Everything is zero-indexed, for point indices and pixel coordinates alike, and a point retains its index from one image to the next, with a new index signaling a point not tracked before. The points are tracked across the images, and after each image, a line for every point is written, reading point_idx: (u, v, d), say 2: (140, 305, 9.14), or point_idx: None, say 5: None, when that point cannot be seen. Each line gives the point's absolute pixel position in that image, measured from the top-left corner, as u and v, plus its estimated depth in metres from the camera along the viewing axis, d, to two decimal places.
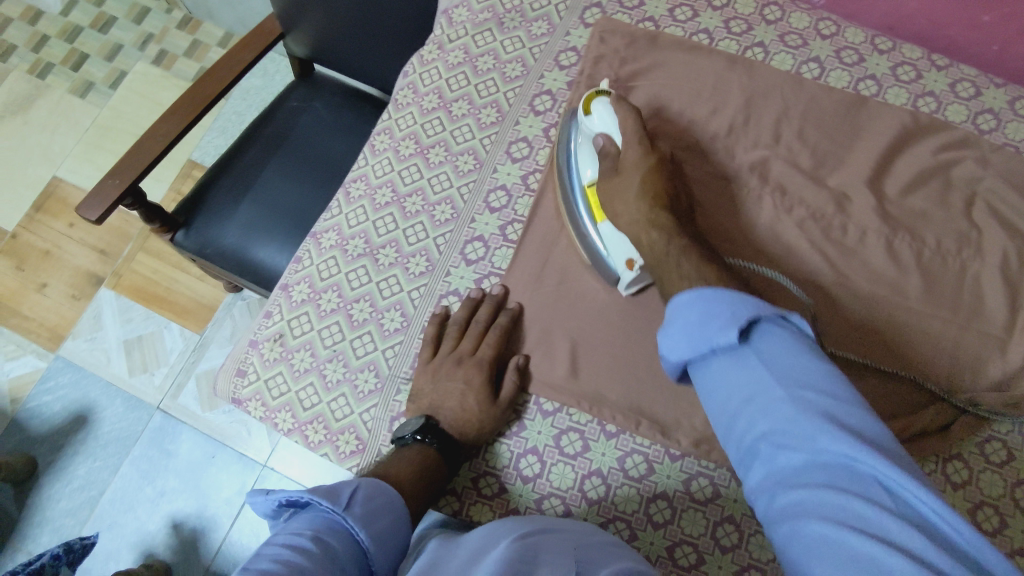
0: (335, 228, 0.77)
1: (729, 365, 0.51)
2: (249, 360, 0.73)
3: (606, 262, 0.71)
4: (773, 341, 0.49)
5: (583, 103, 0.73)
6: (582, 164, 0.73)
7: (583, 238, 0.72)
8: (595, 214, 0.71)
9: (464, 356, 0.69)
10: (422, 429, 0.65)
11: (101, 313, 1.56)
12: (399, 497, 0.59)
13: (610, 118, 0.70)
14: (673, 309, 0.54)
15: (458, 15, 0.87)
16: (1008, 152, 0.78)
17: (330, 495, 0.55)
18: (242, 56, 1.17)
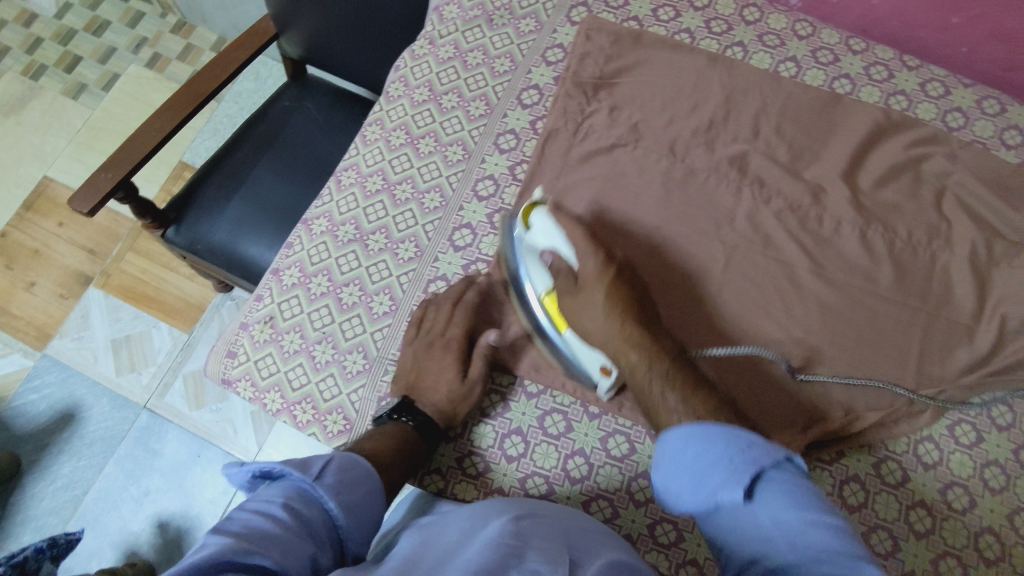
0: (326, 215, 0.79)
1: (731, 520, 0.48)
2: (239, 341, 0.74)
3: (578, 367, 0.69)
4: (777, 493, 0.48)
5: (522, 218, 0.72)
6: (533, 276, 0.71)
7: (555, 351, 0.70)
8: (557, 323, 0.69)
9: (435, 336, 0.70)
10: (398, 408, 0.67)
11: (90, 311, 1.56)
12: (374, 471, 0.59)
13: (554, 235, 0.69)
14: (670, 451, 0.53)
15: (449, 11, 0.89)
16: (975, 148, 0.81)
17: (301, 466, 0.54)
18: (237, 55, 1.19)
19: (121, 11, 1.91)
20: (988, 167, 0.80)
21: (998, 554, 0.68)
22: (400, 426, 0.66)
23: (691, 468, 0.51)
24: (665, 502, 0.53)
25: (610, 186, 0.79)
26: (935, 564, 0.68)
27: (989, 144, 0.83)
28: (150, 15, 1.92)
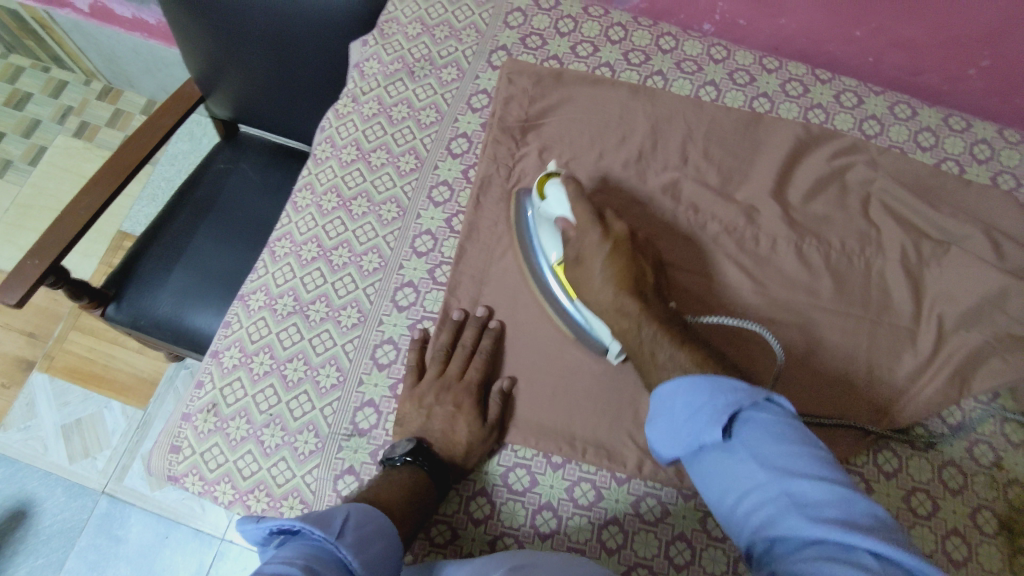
0: (262, 288, 0.77)
1: (720, 458, 0.52)
2: (182, 434, 0.71)
3: (590, 333, 0.72)
4: (760, 429, 0.51)
5: (538, 188, 0.75)
6: (546, 246, 0.74)
7: (562, 314, 0.73)
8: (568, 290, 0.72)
9: (451, 381, 0.70)
10: (412, 451, 0.65)
11: (35, 399, 1.49)
12: (389, 527, 0.57)
13: (564, 202, 0.72)
14: (658, 402, 0.57)
15: (369, 67, 0.89)
16: (894, 153, 0.84)
17: (321, 522, 0.51)
18: (163, 122, 1.16)
19: (42, 82, 1.86)
20: (906, 171, 0.83)
21: (966, 556, 0.68)
22: (414, 470, 0.64)
23: (683, 414, 0.55)
24: (659, 455, 0.57)
25: None
26: None
27: (906, 148, 0.86)
28: (74, 83, 1.87)
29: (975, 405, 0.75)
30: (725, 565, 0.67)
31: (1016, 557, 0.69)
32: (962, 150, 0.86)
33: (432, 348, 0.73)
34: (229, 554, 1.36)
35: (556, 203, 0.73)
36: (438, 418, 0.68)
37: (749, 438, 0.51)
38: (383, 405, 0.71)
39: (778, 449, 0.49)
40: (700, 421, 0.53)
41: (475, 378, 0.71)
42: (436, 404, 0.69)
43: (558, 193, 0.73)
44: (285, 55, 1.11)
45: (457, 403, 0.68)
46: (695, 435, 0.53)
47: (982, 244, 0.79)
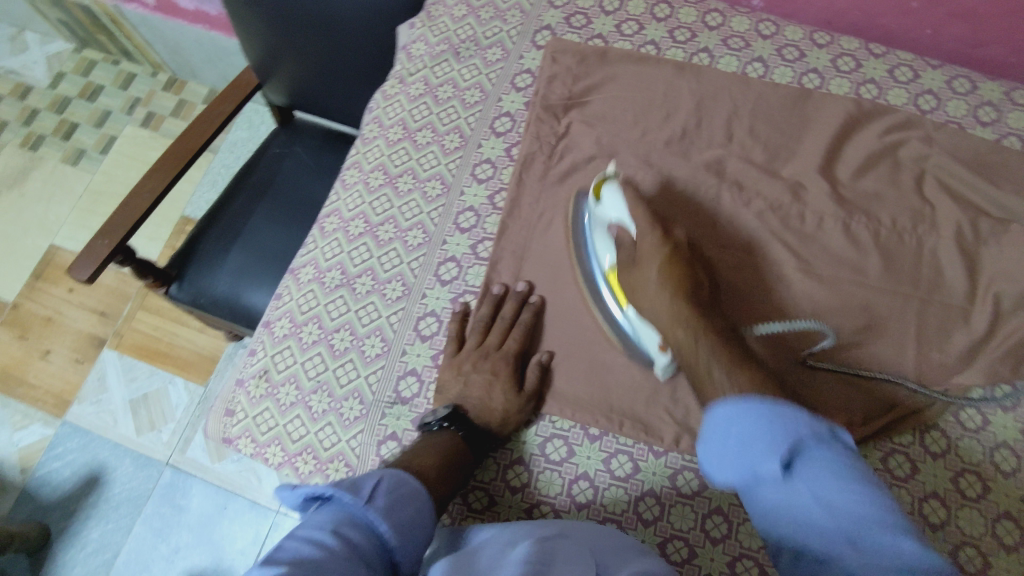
0: (313, 262, 0.82)
1: (773, 490, 0.53)
2: (237, 399, 0.76)
3: (636, 342, 0.73)
4: (817, 466, 0.51)
5: (594, 190, 0.77)
6: (599, 250, 0.76)
7: (615, 330, 0.73)
8: (619, 298, 0.74)
9: (489, 351, 0.73)
10: (449, 416, 0.68)
11: (106, 373, 1.59)
12: (423, 492, 0.60)
13: (620, 205, 0.74)
14: (713, 422, 0.57)
15: (417, 49, 0.91)
16: (951, 128, 0.81)
17: (352, 488, 0.55)
18: (222, 109, 1.21)
19: (113, 75, 1.97)
20: (964, 147, 0.80)
21: (1019, 540, 0.66)
22: (452, 435, 0.67)
23: (738, 426, 0.55)
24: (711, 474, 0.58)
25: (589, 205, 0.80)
26: (955, 555, 0.66)
27: (965, 123, 0.83)
28: (142, 75, 1.97)
29: None
30: (763, 541, 0.67)
31: None
32: None
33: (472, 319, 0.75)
34: (283, 524, 1.42)
35: (614, 206, 0.75)
36: (475, 386, 0.71)
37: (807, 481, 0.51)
38: (424, 375, 0.74)
39: (831, 481, 0.49)
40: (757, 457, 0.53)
41: (514, 348, 0.73)
42: (475, 372, 0.71)
43: (614, 196, 0.74)
44: (336, 40, 1.14)
45: (494, 372, 0.71)
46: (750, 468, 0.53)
47: None
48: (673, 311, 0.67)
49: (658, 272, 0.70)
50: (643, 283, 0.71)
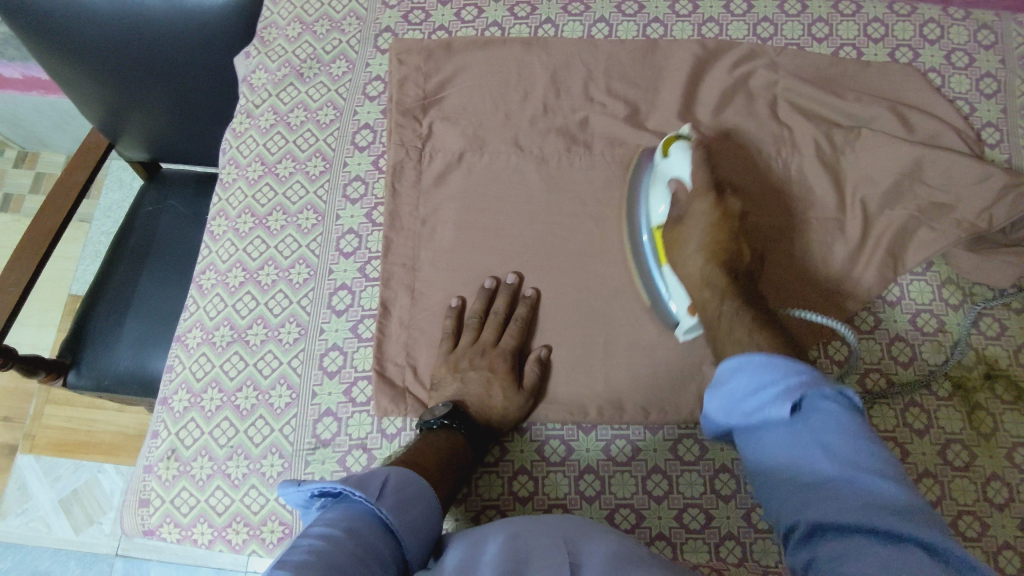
0: (197, 324, 0.76)
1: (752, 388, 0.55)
2: (148, 486, 0.71)
3: (667, 307, 0.72)
4: (823, 415, 0.51)
5: (663, 146, 0.74)
6: (654, 202, 0.74)
7: (647, 278, 0.74)
8: (659, 257, 0.73)
9: (487, 346, 0.71)
10: (449, 415, 0.67)
11: (26, 481, 1.47)
12: (430, 490, 0.58)
13: (684, 165, 0.70)
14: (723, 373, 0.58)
15: (258, 78, 0.86)
16: (791, 50, 0.84)
17: (361, 486, 0.53)
18: (73, 180, 1.10)
19: None
20: (807, 66, 0.83)
21: (927, 423, 0.71)
22: (451, 433, 0.66)
23: (748, 377, 0.56)
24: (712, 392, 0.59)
25: (469, 200, 0.79)
26: None
27: (802, 43, 0.86)
28: None
29: (910, 277, 0.77)
30: (702, 487, 0.69)
31: (974, 412, 0.71)
32: (857, 33, 0.86)
33: (466, 315, 0.74)
34: None
35: (677, 164, 0.71)
36: (473, 382, 0.70)
37: (812, 420, 0.52)
38: (341, 412, 0.72)
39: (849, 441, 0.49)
40: (761, 395, 0.54)
41: (511, 343, 0.72)
42: (472, 369, 0.70)
43: (679, 158, 0.71)
44: (178, 82, 1.06)
45: (492, 368, 0.70)
46: (755, 407, 0.55)
47: (890, 121, 0.80)
48: (704, 270, 0.66)
49: (704, 234, 0.68)
50: (684, 242, 0.69)
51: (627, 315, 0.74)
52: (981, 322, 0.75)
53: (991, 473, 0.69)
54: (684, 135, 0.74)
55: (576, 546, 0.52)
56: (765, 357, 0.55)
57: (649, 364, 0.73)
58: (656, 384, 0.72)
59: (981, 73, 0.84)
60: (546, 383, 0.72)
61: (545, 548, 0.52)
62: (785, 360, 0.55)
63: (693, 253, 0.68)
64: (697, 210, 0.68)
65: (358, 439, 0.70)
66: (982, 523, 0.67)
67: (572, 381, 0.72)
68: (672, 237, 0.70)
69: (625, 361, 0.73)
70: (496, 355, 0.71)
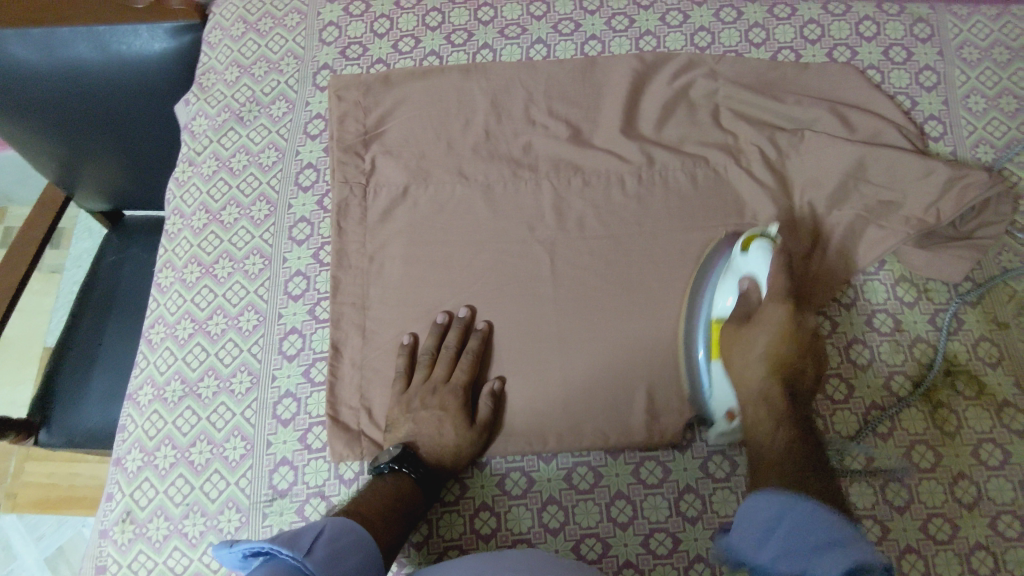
0: (148, 381, 0.75)
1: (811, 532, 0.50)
2: (105, 552, 0.69)
3: (704, 400, 0.69)
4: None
5: (741, 241, 0.69)
6: (721, 292, 0.70)
7: (690, 366, 0.70)
8: (711, 349, 0.69)
9: (438, 383, 0.71)
10: (399, 458, 0.67)
11: (9, 541, 1.43)
12: (365, 538, 0.57)
13: (762, 267, 0.66)
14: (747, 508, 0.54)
15: (199, 125, 0.86)
16: (729, 57, 0.84)
17: (291, 541, 0.52)
18: (31, 236, 1.07)
19: None
20: (746, 73, 0.83)
21: (891, 426, 0.70)
22: (400, 477, 0.65)
23: (771, 523, 0.51)
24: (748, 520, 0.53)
25: (417, 233, 0.78)
26: (839, 459, 0.70)
27: (740, 49, 0.86)
28: None
29: (863, 278, 0.76)
30: (669, 510, 0.68)
31: (937, 410, 0.71)
32: (794, 36, 0.86)
33: (418, 352, 0.73)
34: None
35: (755, 266, 0.67)
36: (425, 422, 0.69)
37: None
38: (297, 460, 0.70)
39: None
40: (808, 544, 0.49)
41: (463, 379, 0.71)
42: (424, 409, 0.69)
43: (761, 255, 0.66)
44: (125, 132, 1.05)
45: (443, 407, 0.69)
46: (807, 554, 0.48)
47: (831, 122, 0.79)
48: (761, 381, 0.63)
49: (772, 344, 0.64)
50: (746, 341, 0.65)
51: (583, 336, 0.73)
52: (938, 318, 0.74)
53: (959, 472, 0.68)
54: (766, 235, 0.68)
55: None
56: (806, 511, 0.51)
57: (606, 385, 0.71)
58: (615, 404, 0.71)
59: (920, 66, 0.84)
60: (501, 417, 0.71)
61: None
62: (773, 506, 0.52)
63: (753, 358, 0.64)
64: (769, 317, 0.65)
65: (316, 486, 0.69)
66: (952, 525, 0.66)
67: (529, 410, 0.71)
68: (737, 344, 0.66)
69: (582, 386, 0.72)
70: (448, 394, 0.70)
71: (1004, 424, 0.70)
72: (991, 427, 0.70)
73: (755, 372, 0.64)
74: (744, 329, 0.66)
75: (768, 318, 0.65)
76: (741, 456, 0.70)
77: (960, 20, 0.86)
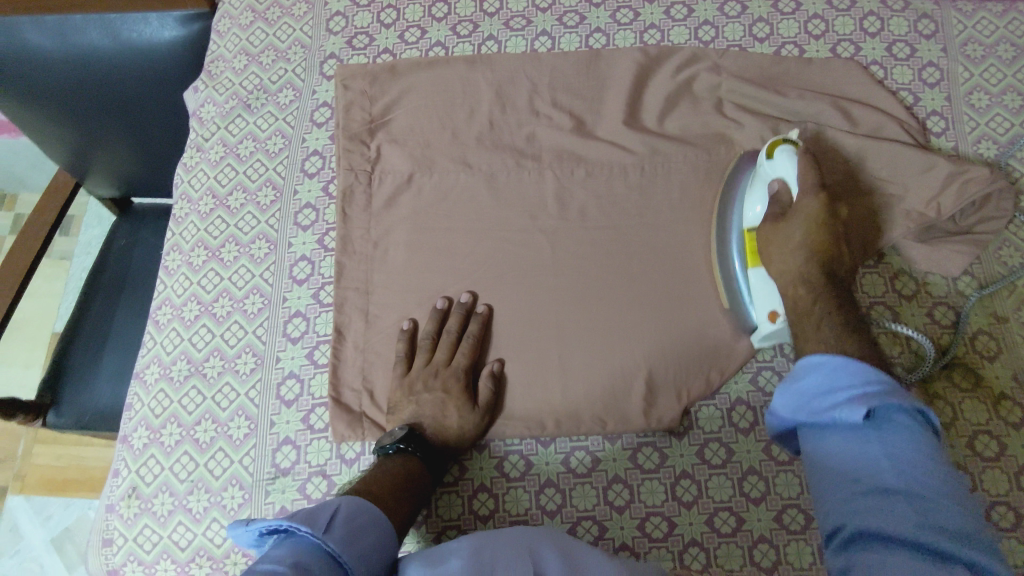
0: (155, 361, 0.77)
1: (841, 438, 0.55)
2: (111, 526, 0.71)
3: (746, 309, 0.73)
4: (900, 432, 0.52)
5: (768, 147, 0.73)
6: (749, 200, 0.74)
7: (728, 276, 0.75)
8: (748, 258, 0.74)
9: (440, 366, 0.72)
10: (405, 438, 0.67)
11: (18, 521, 1.45)
12: (380, 519, 0.58)
13: (791, 169, 0.70)
14: (802, 367, 0.60)
15: (206, 112, 0.87)
16: (732, 51, 0.85)
17: (307, 521, 0.54)
18: (44, 220, 1.09)
19: None
20: (749, 67, 0.84)
21: None
22: (407, 457, 0.66)
23: (823, 377, 0.57)
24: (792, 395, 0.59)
25: (421, 220, 0.79)
26: None
27: (743, 44, 0.87)
28: None
29: (862, 270, 0.77)
30: (664, 495, 0.70)
31: (933, 402, 0.71)
32: (798, 31, 0.86)
33: (419, 337, 0.74)
34: None
35: (781, 169, 0.71)
36: (428, 404, 0.70)
37: (884, 430, 0.53)
38: (300, 440, 0.72)
39: (916, 463, 0.51)
40: (840, 397, 0.55)
41: (463, 362, 0.72)
42: (426, 391, 0.71)
43: (785, 158, 0.71)
44: (137, 119, 1.07)
45: (446, 390, 0.71)
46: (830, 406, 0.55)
47: (833, 116, 0.80)
48: (801, 267, 0.68)
49: (805, 233, 0.69)
50: (783, 237, 0.70)
51: (582, 323, 0.74)
52: (934, 311, 0.75)
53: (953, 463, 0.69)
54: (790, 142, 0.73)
55: (540, 554, 0.54)
56: (842, 363, 0.57)
57: (602, 376, 0.72)
58: (611, 391, 0.72)
59: (923, 63, 0.84)
60: (500, 402, 0.72)
61: (510, 557, 0.53)
62: (867, 366, 0.56)
63: (792, 247, 0.69)
64: (803, 209, 0.69)
65: (318, 466, 0.71)
66: None
67: (528, 395, 0.73)
68: (777, 237, 0.70)
69: (580, 372, 0.73)
70: (450, 376, 0.71)
71: (999, 417, 0.71)
72: (986, 419, 0.70)
73: (793, 259, 0.69)
74: (777, 226, 0.71)
75: (799, 213, 0.69)
76: (737, 444, 0.71)
77: (964, 17, 0.86)
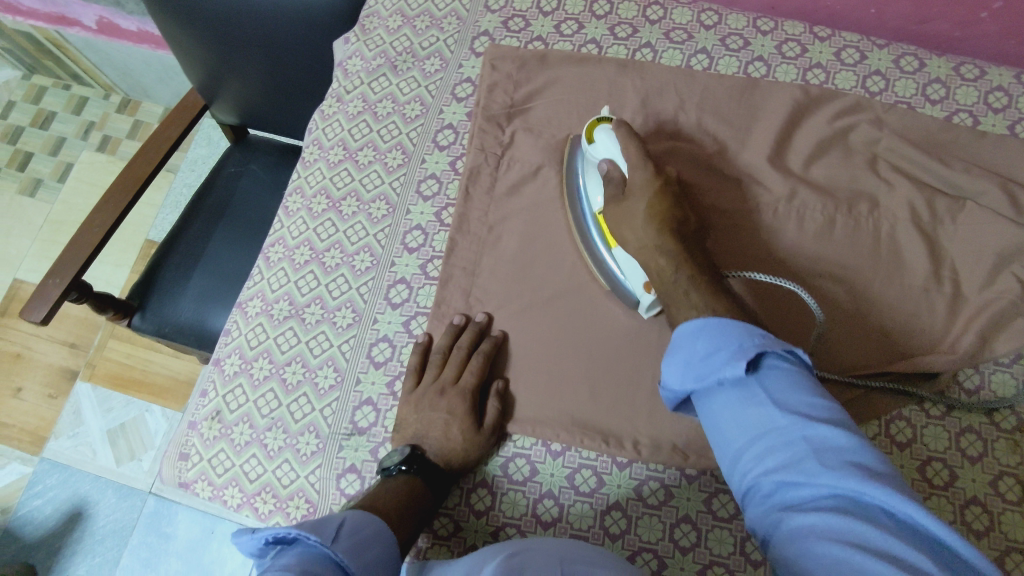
0: (259, 294, 0.79)
1: (739, 406, 0.52)
2: (191, 442, 0.74)
3: (625, 285, 0.73)
4: (780, 376, 0.52)
5: (587, 132, 0.75)
6: (591, 193, 0.76)
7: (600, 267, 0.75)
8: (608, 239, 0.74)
9: (448, 385, 0.70)
10: (407, 459, 0.66)
11: (81, 407, 1.48)
12: (383, 525, 0.57)
13: (611, 147, 0.72)
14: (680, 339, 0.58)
15: (353, 65, 0.89)
16: (900, 109, 0.80)
17: (314, 529, 0.51)
18: (168, 133, 1.13)
19: (65, 100, 1.81)
20: (914, 127, 0.79)
21: (988, 526, 0.65)
22: (408, 478, 0.65)
23: (702, 344, 0.55)
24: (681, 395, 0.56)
25: (540, 214, 0.78)
26: None
27: (914, 102, 0.81)
28: (94, 99, 1.82)
29: (993, 366, 0.71)
30: (734, 547, 0.66)
31: None
32: (976, 100, 0.81)
33: (431, 351, 0.73)
34: None
35: (602, 148, 0.73)
36: (434, 425, 0.69)
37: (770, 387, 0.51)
38: (381, 404, 0.72)
39: (800, 401, 0.50)
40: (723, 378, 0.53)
41: (471, 382, 0.70)
42: (432, 410, 0.69)
43: (605, 138, 0.73)
44: (277, 57, 1.10)
45: (450, 411, 0.68)
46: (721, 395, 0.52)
47: (998, 197, 0.74)
48: None
49: None
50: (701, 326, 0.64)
51: None
52: None
53: None
54: (605, 118, 0.75)
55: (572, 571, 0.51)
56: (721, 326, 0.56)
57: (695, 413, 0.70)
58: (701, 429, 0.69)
59: None
60: (574, 416, 0.71)
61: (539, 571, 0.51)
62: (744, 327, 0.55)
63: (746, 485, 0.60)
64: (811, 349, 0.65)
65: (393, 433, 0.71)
66: None
67: (614, 415, 0.70)
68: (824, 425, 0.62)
69: None
70: (456, 398, 0.69)
71: None
72: None
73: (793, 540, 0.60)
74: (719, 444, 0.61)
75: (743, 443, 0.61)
76: None
77: None
